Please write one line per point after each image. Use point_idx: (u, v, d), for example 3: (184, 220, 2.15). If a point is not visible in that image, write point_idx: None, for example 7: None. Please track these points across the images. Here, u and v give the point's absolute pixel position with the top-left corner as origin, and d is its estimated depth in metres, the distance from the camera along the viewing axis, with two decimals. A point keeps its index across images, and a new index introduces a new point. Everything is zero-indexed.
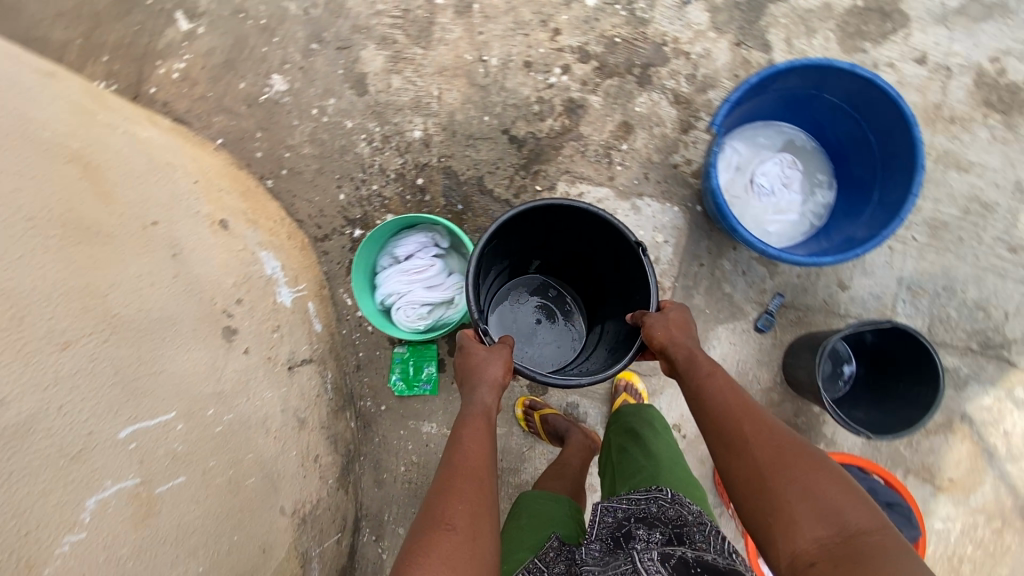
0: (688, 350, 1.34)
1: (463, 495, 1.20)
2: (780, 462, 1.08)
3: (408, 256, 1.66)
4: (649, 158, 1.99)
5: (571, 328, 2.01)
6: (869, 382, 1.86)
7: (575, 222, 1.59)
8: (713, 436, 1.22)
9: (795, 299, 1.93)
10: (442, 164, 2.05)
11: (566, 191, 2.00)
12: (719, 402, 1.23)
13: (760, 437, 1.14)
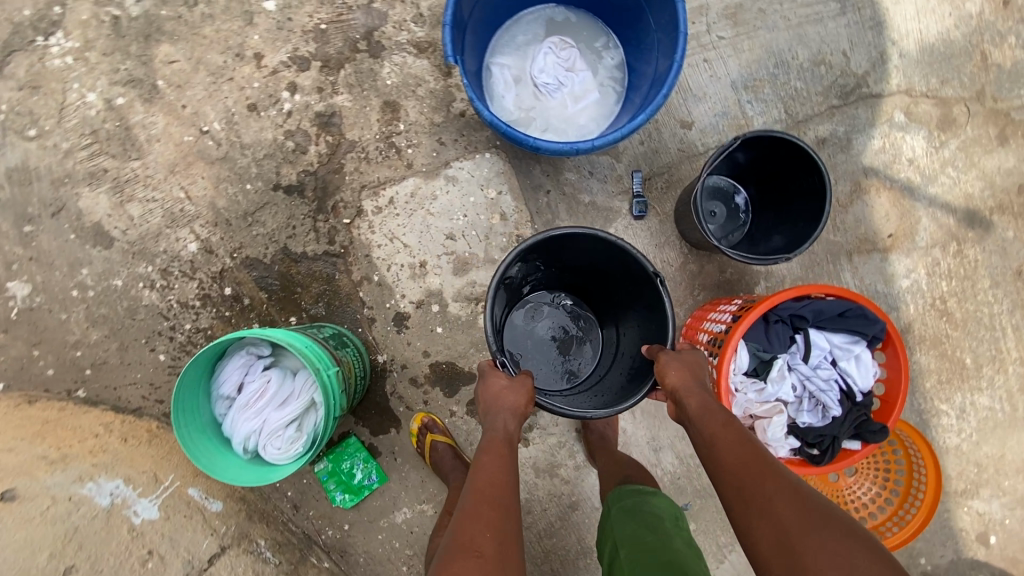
0: (699, 399, 1.25)
1: (491, 519, 1.17)
2: (805, 523, 0.96)
3: (239, 389, 1.39)
4: (431, 121, 1.74)
5: (588, 351, 1.78)
6: (762, 201, 1.68)
7: (611, 254, 1.45)
8: (728, 487, 1.10)
9: (653, 166, 1.76)
10: (239, 258, 1.77)
11: (375, 206, 1.74)
12: (733, 456, 1.12)
13: (778, 496, 1.02)
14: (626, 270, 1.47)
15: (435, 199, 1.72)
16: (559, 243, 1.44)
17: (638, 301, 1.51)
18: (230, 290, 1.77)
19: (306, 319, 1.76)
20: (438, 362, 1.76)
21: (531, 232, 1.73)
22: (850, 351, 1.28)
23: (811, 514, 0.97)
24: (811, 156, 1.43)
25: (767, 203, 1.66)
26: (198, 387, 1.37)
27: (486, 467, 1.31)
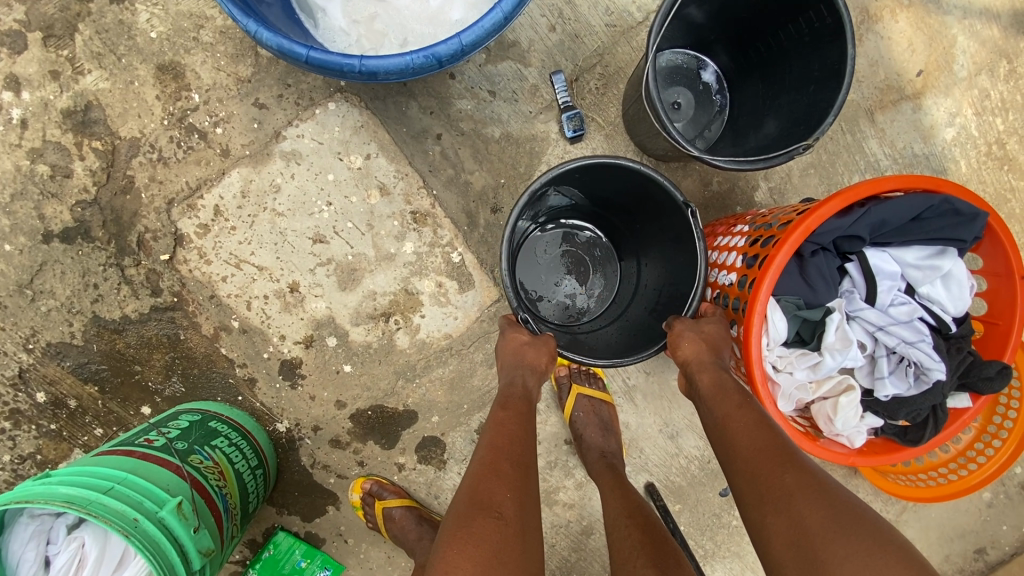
0: (716, 370, 0.86)
1: (512, 482, 0.82)
2: (841, 533, 0.61)
3: (44, 566, 0.90)
4: (236, 79, 1.15)
5: (603, 290, 1.20)
6: (749, 65, 1.15)
7: (640, 187, 0.97)
8: (736, 473, 0.74)
9: (576, 60, 1.21)
10: (36, 349, 1.23)
11: (199, 227, 1.19)
12: (748, 435, 0.75)
13: (807, 491, 0.66)
14: (658, 205, 0.98)
15: (280, 191, 1.17)
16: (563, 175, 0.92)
17: (667, 242, 1.02)
18: (44, 395, 1.25)
19: (163, 404, 1.26)
20: (360, 411, 1.28)
21: (430, 203, 1.20)
22: (933, 271, 0.81)
23: (855, 525, 0.61)
24: None
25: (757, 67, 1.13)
26: None
27: (505, 420, 0.93)
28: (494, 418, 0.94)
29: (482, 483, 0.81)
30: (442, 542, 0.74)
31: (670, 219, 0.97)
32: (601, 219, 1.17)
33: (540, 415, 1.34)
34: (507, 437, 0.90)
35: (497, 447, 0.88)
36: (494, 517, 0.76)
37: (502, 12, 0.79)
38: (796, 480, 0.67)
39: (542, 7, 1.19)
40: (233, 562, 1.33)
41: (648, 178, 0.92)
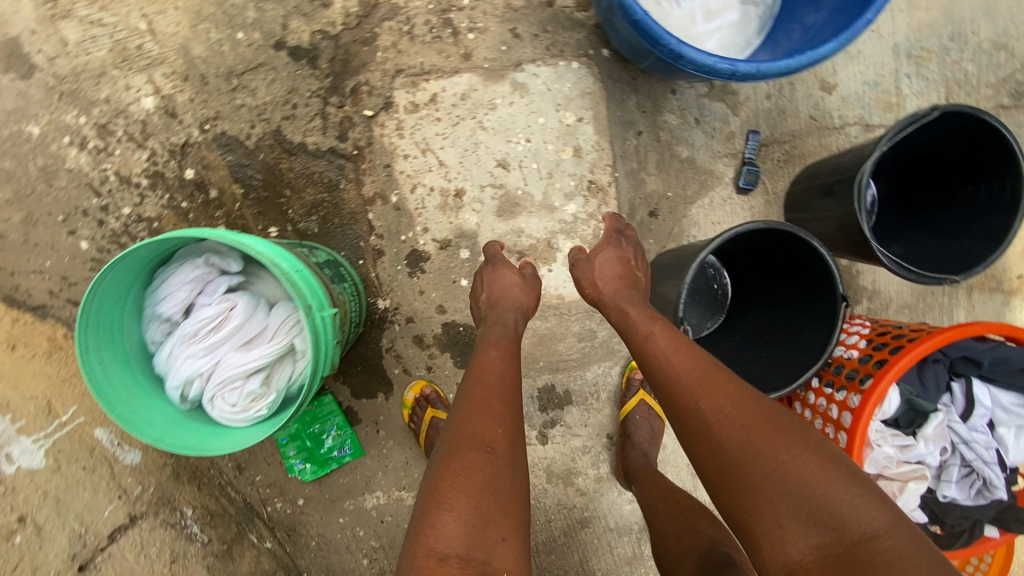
0: (621, 302, 1.09)
1: (505, 414, 0.88)
2: (752, 436, 0.76)
3: (185, 308, 0.96)
4: (507, 4, 1.28)
5: (711, 320, 1.33)
6: (905, 202, 1.32)
7: (802, 260, 1.14)
8: (669, 396, 0.88)
9: (774, 131, 1.37)
10: (211, 133, 1.29)
11: (409, 103, 1.29)
12: (670, 368, 0.90)
13: (725, 409, 0.80)
14: (813, 281, 1.13)
15: (494, 110, 1.28)
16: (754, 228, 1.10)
17: (797, 311, 1.18)
18: (192, 174, 1.30)
19: (291, 234, 1.32)
20: (454, 324, 1.39)
21: (609, 180, 1.31)
22: (1017, 417, 0.98)
23: (765, 430, 0.76)
24: (1016, 156, 1.07)
25: (914, 202, 1.30)
26: (127, 298, 0.95)
27: (491, 357, 1.02)
28: (478, 355, 1.03)
29: (472, 417, 0.87)
30: (438, 471, 0.79)
31: (813, 297, 1.14)
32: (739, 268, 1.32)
33: (595, 403, 1.45)
34: (487, 365, 0.99)
35: (478, 385, 0.94)
36: (486, 449, 0.82)
37: (799, 63, 0.95)
38: (707, 407, 0.82)
39: None
40: None
41: (822, 260, 1.07)
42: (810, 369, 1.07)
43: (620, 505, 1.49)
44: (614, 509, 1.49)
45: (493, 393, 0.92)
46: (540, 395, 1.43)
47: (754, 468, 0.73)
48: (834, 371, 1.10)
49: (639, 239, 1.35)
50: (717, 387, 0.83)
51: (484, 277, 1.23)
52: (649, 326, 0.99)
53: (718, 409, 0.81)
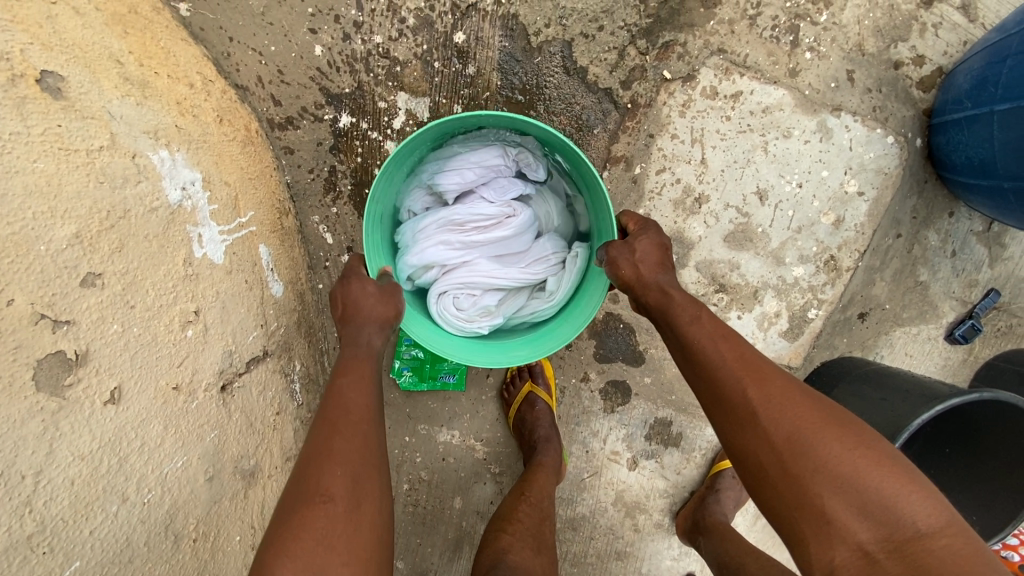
0: (666, 284, 0.86)
1: (347, 454, 0.70)
2: (813, 424, 0.69)
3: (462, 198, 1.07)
4: (858, 45, 1.16)
5: None
6: None
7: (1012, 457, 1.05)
8: (712, 378, 0.76)
9: (1012, 300, 1.30)
10: (502, 8, 1.15)
11: (711, 87, 1.17)
12: (715, 360, 0.77)
13: (780, 407, 0.70)
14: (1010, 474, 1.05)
15: (786, 140, 1.18)
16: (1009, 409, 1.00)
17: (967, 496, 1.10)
18: (461, 39, 1.16)
19: None
20: (617, 318, 1.31)
21: (849, 265, 1.23)
22: None
23: (824, 425, 0.68)
24: None
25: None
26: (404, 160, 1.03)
27: (353, 374, 0.79)
28: (337, 367, 0.81)
29: (308, 465, 0.69)
30: (270, 535, 0.64)
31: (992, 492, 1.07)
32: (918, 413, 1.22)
33: (698, 458, 1.38)
34: (348, 383, 0.78)
35: (326, 418, 0.73)
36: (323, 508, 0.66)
37: None
38: (760, 405, 0.71)
39: None
40: None
41: None
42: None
43: (663, 559, 1.43)
44: (654, 558, 1.43)
45: (328, 421, 0.73)
46: (653, 424, 1.35)
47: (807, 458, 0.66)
48: None
49: (835, 334, 1.28)
50: (769, 383, 0.72)
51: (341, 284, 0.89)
52: (699, 323, 0.80)
53: (771, 408, 0.70)
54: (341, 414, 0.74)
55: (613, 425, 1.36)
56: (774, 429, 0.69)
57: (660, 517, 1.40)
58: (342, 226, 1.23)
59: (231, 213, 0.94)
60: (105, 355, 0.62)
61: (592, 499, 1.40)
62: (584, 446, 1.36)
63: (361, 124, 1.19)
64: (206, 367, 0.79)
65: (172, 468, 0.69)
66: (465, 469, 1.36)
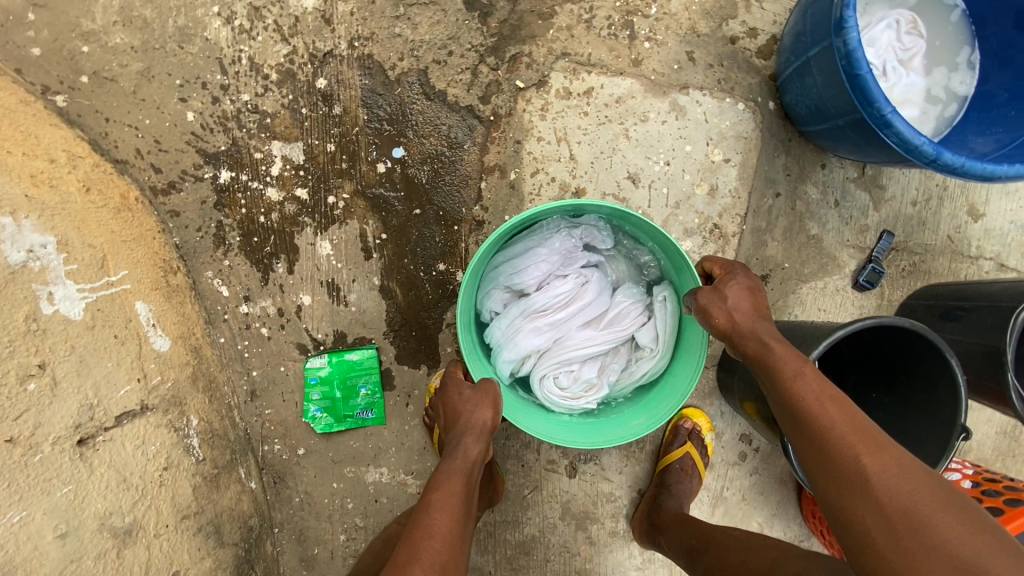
0: (764, 333, 0.83)
1: None
2: (933, 502, 0.65)
3: (538, 284, 0.93)
4: (692, 28, 1.24)
5: None
6: None
7: (925, 380, 1.04)
8: (823, 448, 0.73)
9: (907, 239, 1.31)
10: (357, 51, 1.23)
11: (564, 88, 1.23)
12: (825, 421, 0.74)
13: (900, 482, 0.67)
14: (926, 403, 1.04)
15: (644, 124, 1.23)
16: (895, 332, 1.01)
17: (900, 430, 1.08)
18: (323, 84, 1.23)
19: (399, 177, 1.26)
20: None
21: (734, 231, 1.25)
22: None
23: (937, 500, 0.65)
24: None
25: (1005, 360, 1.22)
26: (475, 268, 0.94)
27: (441, 498, 0.76)
28: (434, 480, 0.80)
29: None
30: None
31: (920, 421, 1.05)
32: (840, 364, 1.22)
33: (637, 453, 1.33)
34: (438, 506, 0.75)
35: (414, 535, 0.72)
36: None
37: (1004, 172, 0.90)
38: (866, 469, 0.69)
39: (922, 183, 1.30)
40: (311, 337, 1.27)
41: (953, 386, 0.97)
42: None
43: (626, 569, 1.34)
44: (618, 570, 1.34)
45: (417, 543, 0.70)
46: None
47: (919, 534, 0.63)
48: None
49: None
50: (883, 450, 0.70)
51: (447, 394, 0.92)
52: (802, 374, 0.78)
53: (879, 471, 0.68)
54: (433, 540, 0.71)
55: None
56: (883, 501, 0.66)
57: (613, 524, 1.34)
58: (237, 277, 1.25)
59: (98, 270, 0.97)
60: None
61: (539, 517, 1.33)
62: (519, 460, 1.32)
63: (241, 177, 1.24)
64: (56, 420, 0.78)
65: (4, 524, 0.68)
66: (400, 506, 1.30)
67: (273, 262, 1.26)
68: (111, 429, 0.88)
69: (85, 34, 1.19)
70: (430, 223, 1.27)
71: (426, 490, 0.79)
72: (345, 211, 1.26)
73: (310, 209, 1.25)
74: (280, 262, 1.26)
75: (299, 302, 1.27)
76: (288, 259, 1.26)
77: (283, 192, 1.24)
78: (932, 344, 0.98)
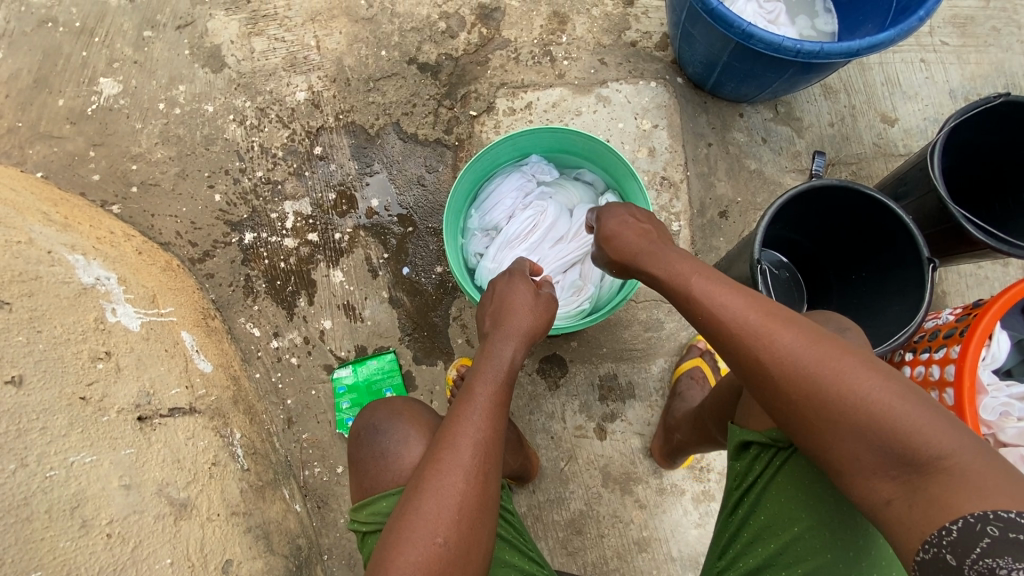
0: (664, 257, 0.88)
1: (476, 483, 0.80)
2: (830, 366, 0.68)
3: (508, 220, 1.16)
4: (598, 41, 1.54)
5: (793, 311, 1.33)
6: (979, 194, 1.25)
7: (881, 237, 1.11)
8: (734, 351, 0.75)
9: (839, 153, 1.47)
10: (342, 121, 1.54)
11: (509, 107, 1.52)
12: (728, 320, 0.75)
13: (799, 358, 0.70)
14: (893, 255, 1.10)
15: (579, 117, 1.49)
16: (828, 202, 1.13)
17: (884, 292, 1.13)
18: (319, 150, 1.53)
19: (390, 205, 1.49)
20: None
21: (681, 178, 1.43)
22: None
23: (834, 369, 0.67)
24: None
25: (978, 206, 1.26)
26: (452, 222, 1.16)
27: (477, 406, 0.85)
28: (468, 388, 0.89)
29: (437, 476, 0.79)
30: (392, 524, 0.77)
31: (896, 274, 1.10)
32: (817, 265, 1.30)
33: (660, 402, 1.34)
34: (476, 411, 0.85)
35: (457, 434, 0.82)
36: (434, 543, 0.75)
37: (859, 46, 1.08)
38: (775, 363, 0.70)
39: (832, 108, 1.48)
40: (335, 355, 1.40)
41: (902, 226, 1.05)
42: (898, 336, 1.03)
43: (685, 528, 1.29)
44: (678, 532, 1.29)
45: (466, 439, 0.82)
46: (601, 383, 1.35)
47: (829, 403, 0.66)
48: (929, 338, 1.02)
49: (706, 236, 1.41)
50: (788, 328, 0.72)
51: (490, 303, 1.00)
52: (708, 289, 0.80)
53: (782, 358, 0.70)
54: (483, 439, 0.83)
55: (566, 401, 1.35)
56: (787, 382, 0.69)
57: (657, 480, 1.31)
58: (265, 318, 1.43)
59: (149, 301, 1.15)
60: (10, 353, 0.78)
61: (582, 489, 1.31)
62: (548, 433, 1.34)
63: (262, 235, 1.48)
64: (119, 395, 0.91)
65: (77, 460, 0.78)
66: None
67: (294, 298, 1.44)
68: (164, 418, 0.99)
69: (137, 157, 1.54)
70: (422, 236, 1.47)
71: (463, 394, 0.88)
72: (350, 242, 1.47)
73: (321, 248, 1.47)
74: (301, 297, 1.44)
75: (321, 327, 1.42)
76: (307, 293, 1.44)
77: (298, 239, 1.47)
78: (867, 198, 1.07)
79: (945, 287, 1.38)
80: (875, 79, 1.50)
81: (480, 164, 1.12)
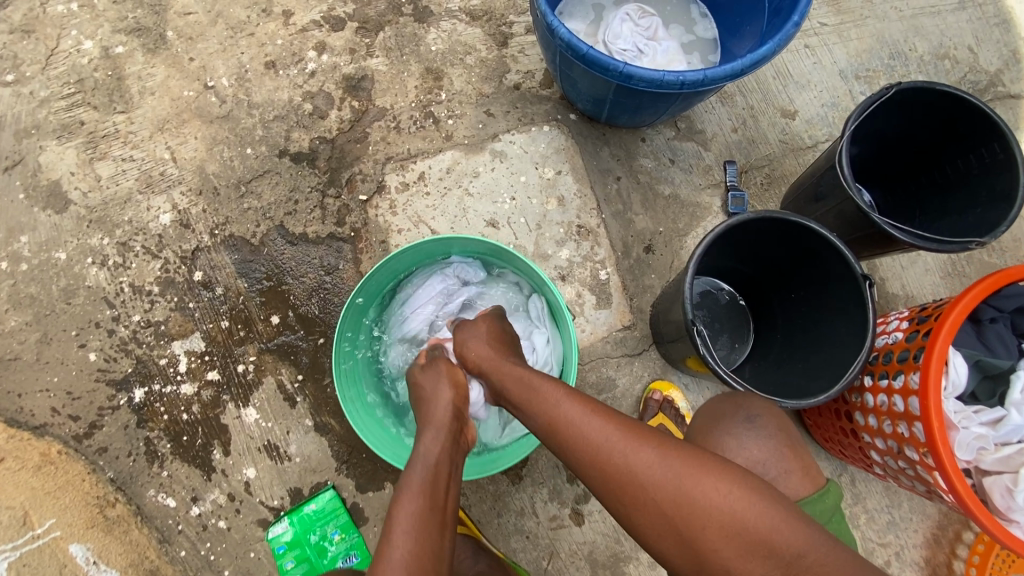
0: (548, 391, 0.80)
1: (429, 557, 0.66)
2: (743, 510, 0.64)
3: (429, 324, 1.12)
4: (479, 92, 1.43)
5: (736, 340, 1.27)
6: (886, 171, 1.24)
7: (811, 256, 1.05)
8: (641, 505, 0.67)
9: (750, 158, 1.41)
10: (219, 236, 1.37)
11: (400, 183, 1.38)
12: (630, 471, 0.68)
13: (709, 502, 0.65)
14: (825, 271, 1.04)
15: (477, 179, 1.37)
16: (747, 231, 1.06)
17: (824, 310, 1.07)
18: (201, 275, 1.35)
19: (294, 319, 1.33)
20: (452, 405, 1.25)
21: (597, 223, 1.34)
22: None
23: (754, 518, 0.63)
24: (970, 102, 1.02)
25: (895, 188, 1.25)
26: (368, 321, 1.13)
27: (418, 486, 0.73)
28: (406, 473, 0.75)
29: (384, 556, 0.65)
30: None
31: (833, 292, 1.04)
32: (752, 286, 1.24)
33: None
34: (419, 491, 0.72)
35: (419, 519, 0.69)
36: None
37: (743, 64, 1.01)
38: (692, 518, 0.65)
39: (731, 113, 1.42)
40: (268, 507, 1.24)
41: (828, 244, 0.99)
42: (853, 366, 0.95)
43: None
44: None
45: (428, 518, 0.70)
46: None
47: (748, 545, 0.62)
48: (884, 361, 0.96)
49: (637, 276, 1.33)
50: (693, 477, 0.67)
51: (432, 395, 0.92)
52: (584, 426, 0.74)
53: (698, 507, 0.65)
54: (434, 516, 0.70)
55: (533, 492, 1.23)
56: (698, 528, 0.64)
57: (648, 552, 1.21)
58: (179, 484, 1.25)
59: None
60: None
61: None
62: (521, 532, 1.21)
63: (154, 387, 1.29)
64: None
65: None
66: None
67: (208, 452, 1.26)
68: None
69: None
70: None
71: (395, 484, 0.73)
72: (256, 372, 1.30)
73: (225, 386, 1.29)
74: (214, 449, 1.26)
75: (245, 478, 1.25)
76: (220, 443, 1.26)
77: (196, 383, 1.30)
78: (786, 223, 1.01)
79: (882, 273, 1.35)
80: (766, 74, 1.45)
81: (394, 263, 1.07)
